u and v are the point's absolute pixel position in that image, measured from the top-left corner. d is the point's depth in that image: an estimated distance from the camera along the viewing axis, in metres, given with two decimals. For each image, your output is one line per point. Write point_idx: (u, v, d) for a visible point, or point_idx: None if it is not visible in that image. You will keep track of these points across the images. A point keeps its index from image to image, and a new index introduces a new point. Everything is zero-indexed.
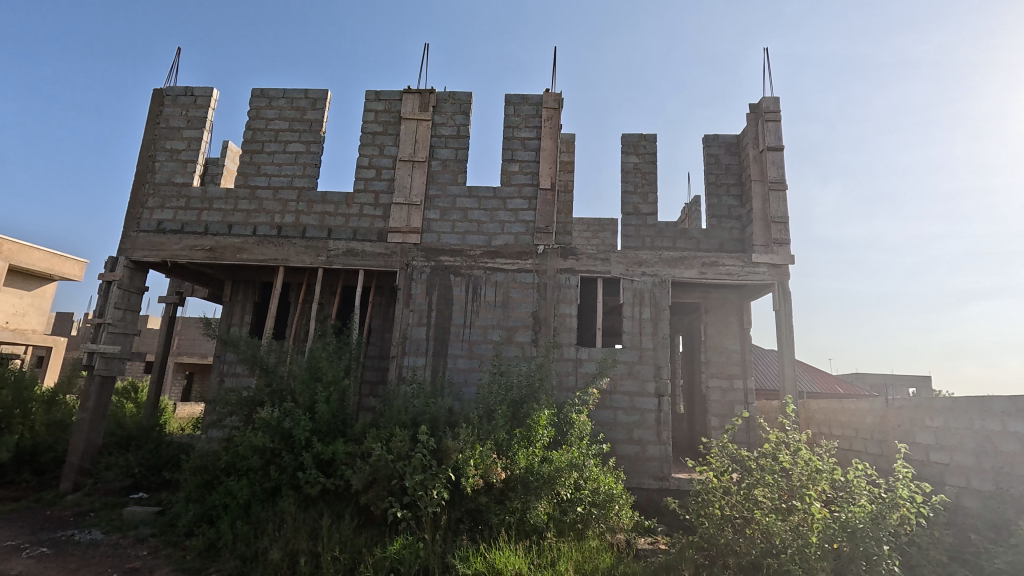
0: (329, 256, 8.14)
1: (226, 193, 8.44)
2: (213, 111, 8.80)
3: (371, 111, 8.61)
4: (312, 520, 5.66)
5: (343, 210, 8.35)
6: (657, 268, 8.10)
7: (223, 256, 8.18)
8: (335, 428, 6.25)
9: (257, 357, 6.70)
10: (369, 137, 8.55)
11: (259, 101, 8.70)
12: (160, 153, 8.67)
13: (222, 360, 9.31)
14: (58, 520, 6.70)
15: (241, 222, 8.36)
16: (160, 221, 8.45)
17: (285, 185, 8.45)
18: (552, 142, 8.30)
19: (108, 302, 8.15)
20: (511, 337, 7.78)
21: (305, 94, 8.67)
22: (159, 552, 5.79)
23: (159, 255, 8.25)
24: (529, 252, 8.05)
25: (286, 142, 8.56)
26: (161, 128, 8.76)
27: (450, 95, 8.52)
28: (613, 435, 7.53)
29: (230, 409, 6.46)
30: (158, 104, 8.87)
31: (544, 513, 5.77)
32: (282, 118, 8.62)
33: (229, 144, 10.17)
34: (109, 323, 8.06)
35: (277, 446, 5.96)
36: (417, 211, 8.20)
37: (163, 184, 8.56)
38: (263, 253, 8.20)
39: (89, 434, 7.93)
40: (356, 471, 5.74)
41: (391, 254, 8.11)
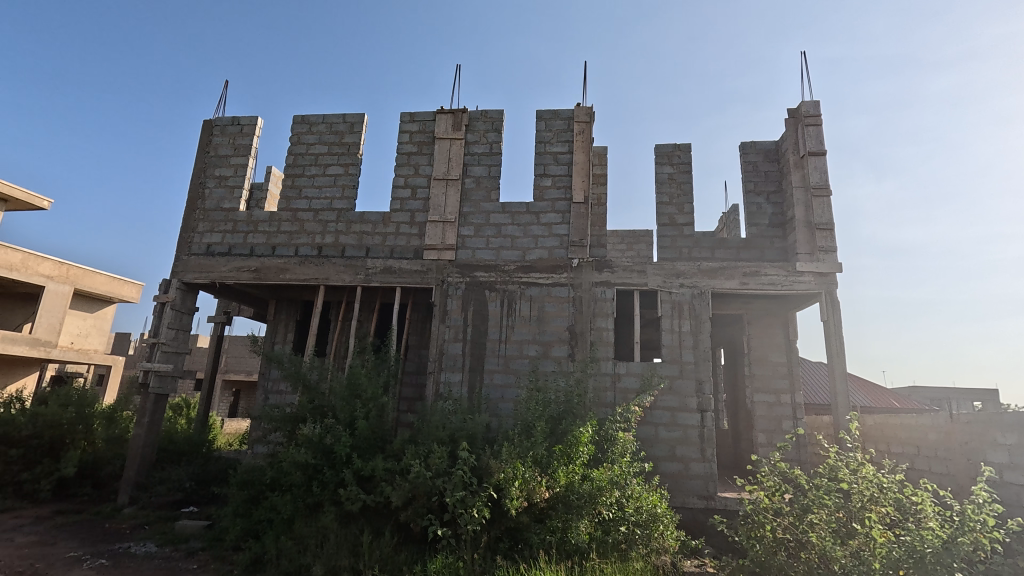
0: (367, 274, 8.31)
1: (270, 216, 8.77)
2: (258, 138, 9.23)
3: (406, 132, 8.83)
4: (353, 536, 5.70)
5: (381, 229, 8.53)
6: (695, 280, 7.91)
7: (268, 276, 8.49)
8: (374, 444, 6.31)
9: (300, 373, 6.86)
10: (404, 157, 8.75)
11: (300, 127, 9.07)
12: (209, 180, 9.14)
13: (266, 377, 9.65)
14: (115, 533, 6.98)
15: (284, 243, 8.67)
16: (209, 244, 8.85)
17: (325, 207, 8.73)
18: (585, 155, 8.28)
19: (162, 322, 8.57)
20: (547, 352, 7.72)
21: (343, 118, 8.99)
22: (208, 565, 5.94)
23: (208, 277, 8.62)
24: (564, 265, 8.00)
25: (325, 166, 8.87)
26: (211, 157, 9.24)
27: (482, 113, 8.66)
28: (655, 452, 7.31)
29: (274, 425, 6.63)
30: (208, 134, 9.37)
31: (585, 533, 5.65)
32: (322, 142, 8.94)
33: (273, 169, 10.62)
34: (163, 342, 8.46)
35: (319, 462, 6.05)
36: (452, 227, 8.30)
37: (212, 209, 8.99)
38: (305, 273, 8.45)
39: (144, 450, 8.27)
40: (395, 487, 5.75)
41: (427, 271, 8.21)
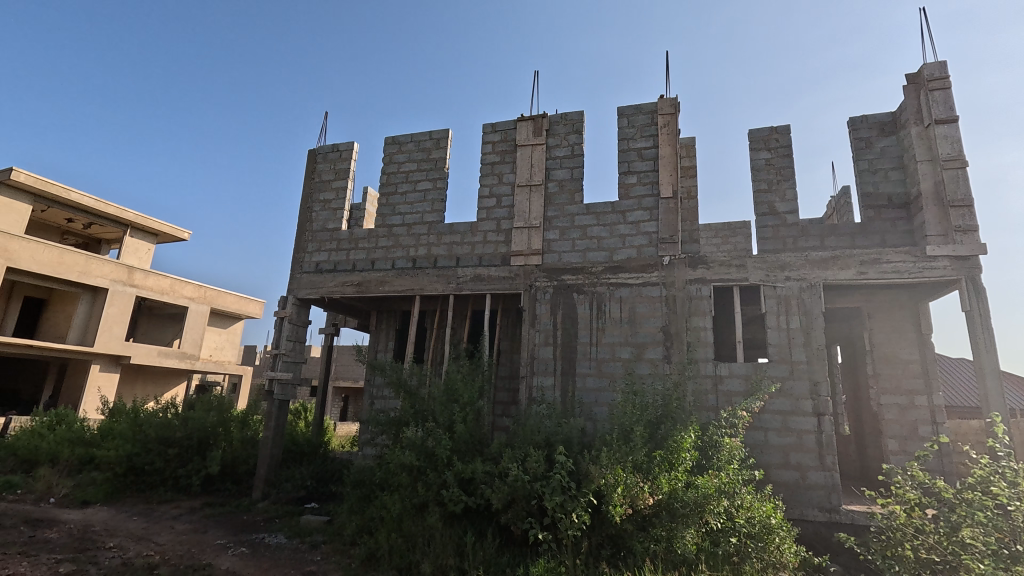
0: (459, 283, 8.61)
1: (369, 233, 9.41)
2: (355, 162, 9.97)
3: (489, 142, 9.05)
4: (458, 536, 5.91)
5: (469, 239, 8.80)
6: (803, 272, 7.27)
7: (370, 289, 9.11)
8: (473, 447, 6.49)
9: (401, 379, 7.26)
10: (489, 167, 8.97)
11: (391, 148, 9.64)
12: (315, 204, 10.01)
13: (371, 383, 10.33)
14: (252, 524, 7.81)
15: (382, 258, 9.24)
16: (317, 262, 9.68)
17: (417, 221, 9.19)
18: (671, 148, 7.96)
19: (282, 335, 9.50)
20: (642, 354, 7.48)
21: (429, 135, 9.43)
22: (330, 557, 6.44)
23: (318, 292, 9.42)
24: (654, 264, 7.73)
25: (415, 182, 9.35)
26: (316, 183, 10.12)
27: (563, 116, 8.65)
28: (766, 459, 6.80)
29: (381, 429, 7.06)
30: (312, 163, 10.27)
31: (693, 543, 5.40)
32: (411, 160, 9.44)
33: (369, 189, 11.40)
34: (283, 353, 9.38)
35: (422, 464, 6.31)
36: (538, 232, 8.36)
37: (319, 230, 9.83)
38: (402, 285, 8.94)
39: (272, 450, 9.20)
40: (495, 490, 5.87)
41: (515, 277, 8.33)
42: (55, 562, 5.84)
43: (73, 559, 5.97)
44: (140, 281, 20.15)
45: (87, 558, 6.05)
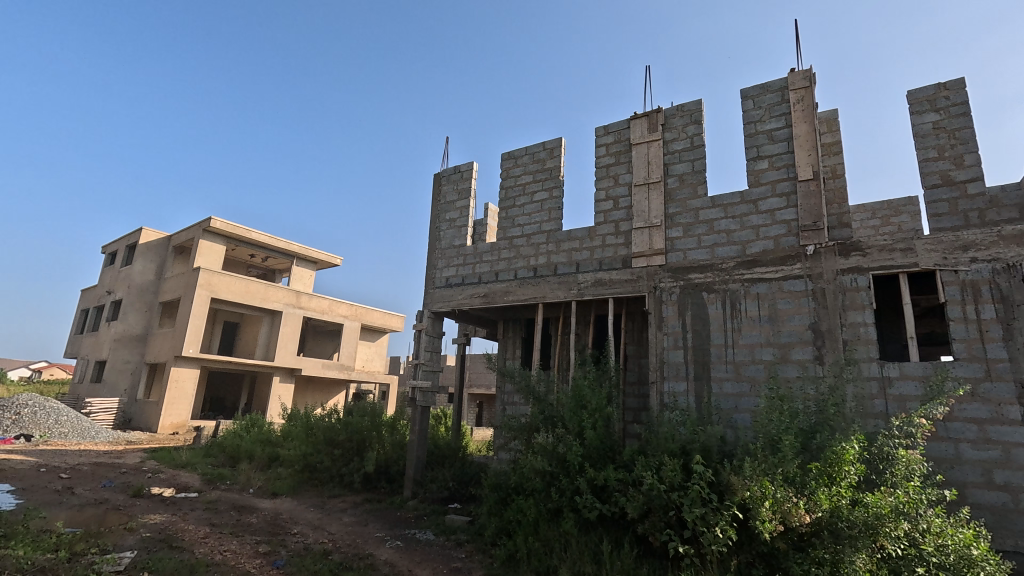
0: (580, 289, 8.62)
1: (491, 246, 9.87)
2: (475, 180, 10.56)
3: (602, 145, 8.98)
4: (594, 543, 5.88)
5: (588, 244, 8.77)
6: (996, 250, 6.03)
7: (495, 299, 9.52)
8: (605, 454, 6.41)
9: (530, 386, 7.45)
10: (604, 170, 8.88)
11: (508, 163, 10.05)
12: (442, 224, 10.77)
13: (502, 390, 10.76)
14: (405, 520, 8.56)
15: (505, 269, 9.61)
16: (447, 277, 10.38)
17: (536, 231, 9.41)
18: (808, 125, 7.17)
19: (421, 346, 10.33)
20: (787, 355, 6.79)
21: (542, 146, 9.65)
22: (474, 555, 6.82)
23: (450, 305, 10.10)
24: (795, 255, 6.99)
25: (532, 193, 9.61)
26: (441, 204, 10.90)
27: (678, 108, 8.28)
28: (959, 477, 5.72)
29: (513, 434, 7.33)
30: (438, 185, 11.08)
31: (866, 570, 4.70)
32: (527, 172, 9.73)
33: (489, 205, 11.97)
34: (422, 363, 10.19)
35: (555, 470, 6.43)
36: (659, 231, 8.06)
37: (447, 247, 10.55)
38: (525, 294, 9.20)
39: (418, 453, 10.03)
40: (630, 499, 5.74)
41: (638, 279, 8.10)
42: (256, 542, 7.01)
43: (268, 541, 7.11)
44: (306, 303, 23.39)
45: (279, 541, 7.17)
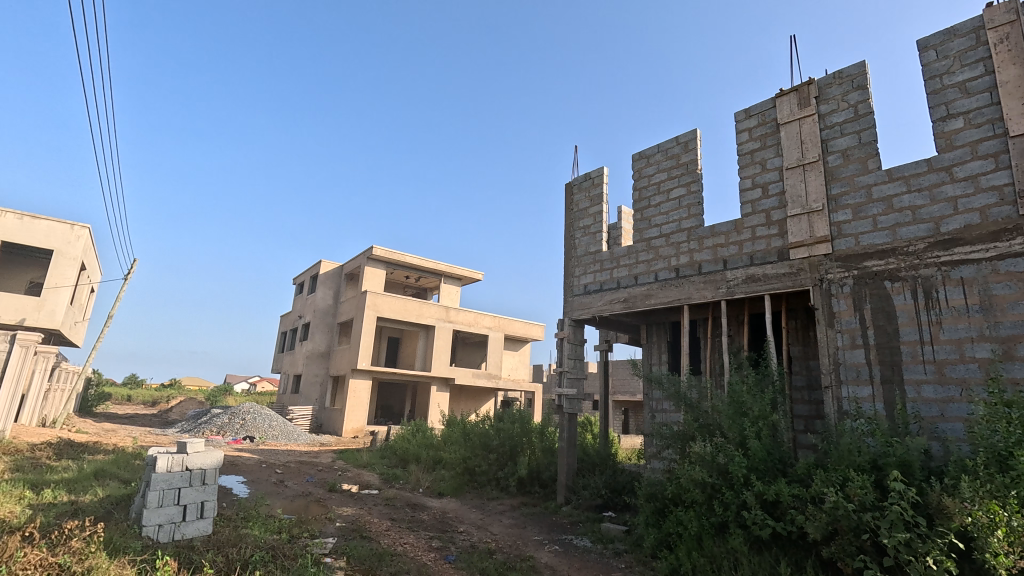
0: (730, 287, 8.00)
1: (628, 250, 9.68)
2: (606, 185, 10.52)
3: (744, 130, 8.32)
4: (769, 565, 5.37)
5: (736, 238, 8.13)
6: None
7: (636, 304, 9.30)
8: (774, 467, 5.83)
9: (681, 393, 7.10)
10: (748, 157, 8.19)
11: (640, 163, 9.85)
12: (577, 232, 10.88)
13: (650, 397, 10.41)
14: (561, 525, 8.72)
15: (644, 272, 9.34)
16: (585, 284, 10.42)
17: (675, 230, 9.01)
18: (1018, 67, 5.84)
19: (564, 354, 10.49)
20: (1012, 351, 5.54)
21: (676, 141, 9.28)
22: (634, 567, 6.66)
23: (589, 312, 10.11)
24: (1014, 228, 5.70)
25: (668, 191, 9.25)
26: (574, 212, 11.03)
27: (835, 76, 7.35)
28: None
29: (666, 442, 7.03)
30: (570, 195, 11.24)
31: None
32: (661, 170, 9.42)
33: (623, 208, 11.79)
34: (567, 370, 10.34)
35: (717, 482, 5.97)
36: (821, 216, 7.18)
37: (583, 255, 10.61)
38: (667, 296, 8.84)
39: (569, 460, 10.13)
40: (810, 518, 5.13)
41: (798, 271, 7.28)
42: (429, 538, 7.72)
43: (439, 537, 7.79)
44: (455, 317, 25.22)
45: (448, 537, 7.81)
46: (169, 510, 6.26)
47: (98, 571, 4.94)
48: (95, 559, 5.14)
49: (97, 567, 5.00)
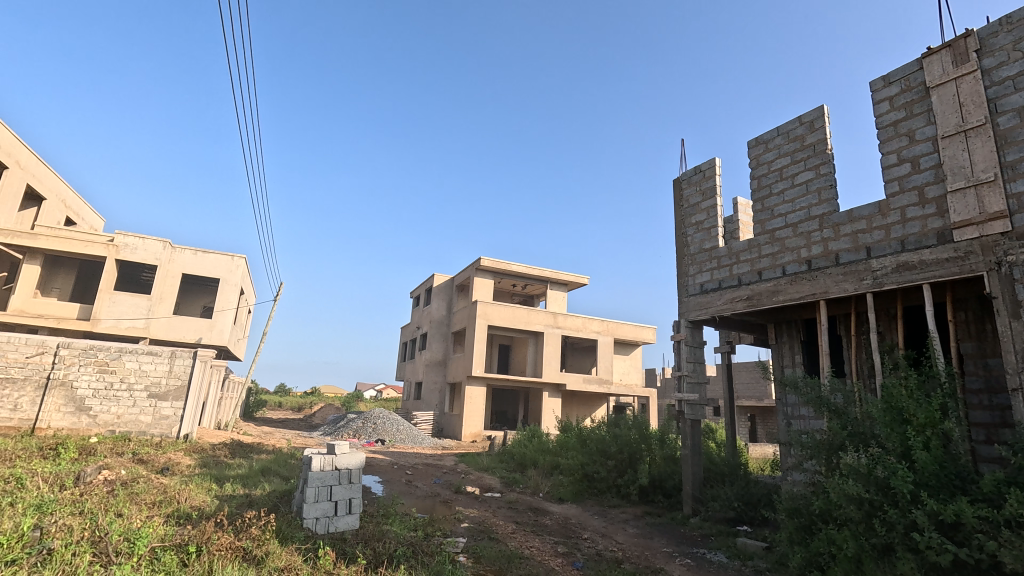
0: (877, 277, 7.08)
1: (749, 244, 9.03)
2: (719, 176, 9.94)
3: (883, 100, 7.39)
4: None
5: (880, 221, 7.22)
6: None
7: (761, 301, 8.60)
8: (950, 483, 5.03)
9: (822, 398, 6.38)
10: (890, 129, 7.24)
11: (757, 150, 9.22)
12: (689, 228, 10.38)
13: (784, 402, 9.64)
14: (691, 538, 8.30)
15: (769, 266, 8.63)
16: (702, 283, 9.89)
17: (803, 218, 8.23)
18: None
19: (682, 358, 10.03)
20: None
21: (799, 121, 8.54)
22: None
23: (708, 312, 9.56)
24: None
25: (793, 176, 8.50)
26: (685, 208, 10.55)
27: (1002, 23, 6.34)
28: None
29: (808, 452, 6.39)
30: (679, 191, 10.79)
31: None
32: (782, 154, 8.70)
33: (739, 199, 11.01)
34: (686, 374, 9.88)
35: (878, 498, 5.26)
36: (994, 188, 6.11)
37: (697, 252, 10.09)
38: (798, 291, 8.05)
39: (694, 468, 9.61)
40: (1007, 545, 4.31)
41: (967, 255, 6.24)
42: (555, 543, 7.78)
43: (564, 543, 7.82)
44: (563, 322, 25.30)
45: (573, 543, 7.81)
46: (324, 505, 7.01)
47: (273, 556, 5.69)
48: (270, 545, 5.93)
49: (272, 553, 5.76)
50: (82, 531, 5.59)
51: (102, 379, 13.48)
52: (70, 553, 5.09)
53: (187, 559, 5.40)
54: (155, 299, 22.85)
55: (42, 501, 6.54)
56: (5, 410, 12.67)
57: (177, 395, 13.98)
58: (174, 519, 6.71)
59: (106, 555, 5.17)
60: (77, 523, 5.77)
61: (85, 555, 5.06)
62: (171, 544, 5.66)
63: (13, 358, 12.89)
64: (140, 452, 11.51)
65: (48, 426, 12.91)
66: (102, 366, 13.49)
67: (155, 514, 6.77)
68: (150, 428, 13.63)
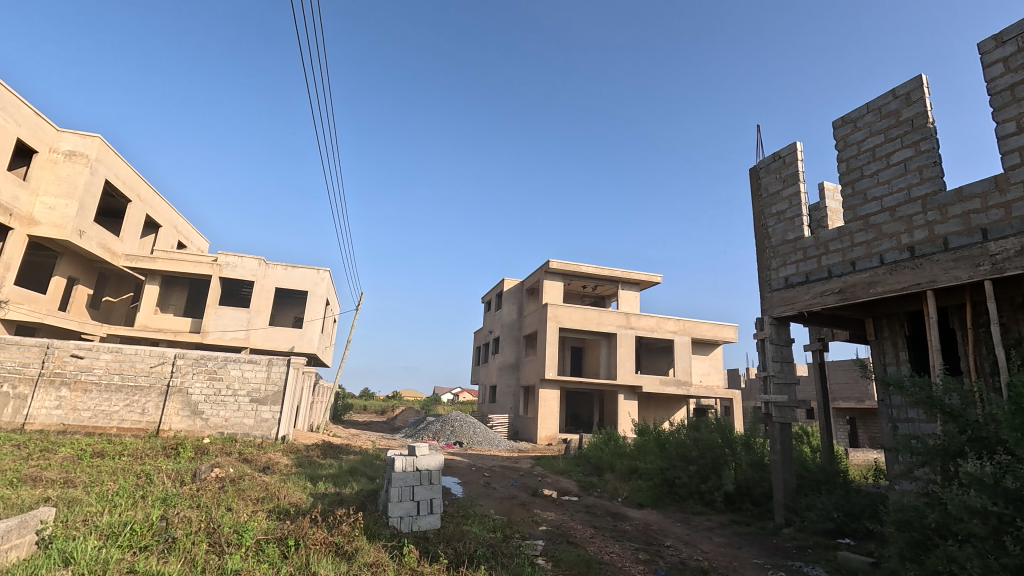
0: (997, 262, 6.25)
1: (839, 232, 8.33)
2: (802, 161, 9.28)
3: (995, 63, 6.57)
4: None
5: (998, 199, 6.40)
6: None
7: (856, 294, 7.88)
8: None
9: (933, 398, 5.71)
10: (1006, 95, 6.41)
11: (845, 130, 8.52)
12: (769, 219, 9.78)
13: (888, 404, 8.81)
14: (784, 550, 7.76)
15: (864, 256, 7.90)
16: (786, 277, 9.25)
17: (902, 200, 7.47)
18: None
19: (767, 357, 9.42)
20: None
21: (893, 96, 7.81)
22: None
23: (795, 307, 8.91)
24: None
25: (888, 156, 7.75)
26: (764, 198, 9.96)
27: None
28: None
29: (920, 460, 5.74)
30: (756, 180, 10.20)
31: None
32: (874, 133, 7.98)
33: (826, 184, 10.17)
34: (773, 375, 9.26)
35: (1007, 511, 4.60)
36: None
37: (780, 244, 9.46)
38: (900, 281, 7.28)
39: (785, 475, 8.99)
40: None
41: None
42: (635, 549, 7.59)
43: (645, 549, 7.61)
44: (636, 323, 24.67)
45: (655, 551, 7.58)
46: (407, 505, 7.32)
47: (363, 552, 6.01)
48: (359, 542, 6.27)
49: (361, 549, 6.09)
50: (199, 523, 6.23)
51: (211, 385, 14.94)
52: (190, 542, 5.68)
53: (287, 551, 5.85)
54: (253, 311, 24.99)
55: (166, 495, 7.35)
56: (135, 413, 14.40)
57: (274, 399, 15.19)
58: (275, 514, 7.29)
59: (220, 545, 5.72)
60: (195, 515, 6.43)
61: (202, 545, 5.63)
62: (273, 537, 6.16)
63: (140, 368, 14.62)
64: (245, 452, 12.64)
65: (170, 428, 14.50)
66: (211, 374, 14.95)
67: (259, 509, 7.40)
68: (252, 430, 14.91)
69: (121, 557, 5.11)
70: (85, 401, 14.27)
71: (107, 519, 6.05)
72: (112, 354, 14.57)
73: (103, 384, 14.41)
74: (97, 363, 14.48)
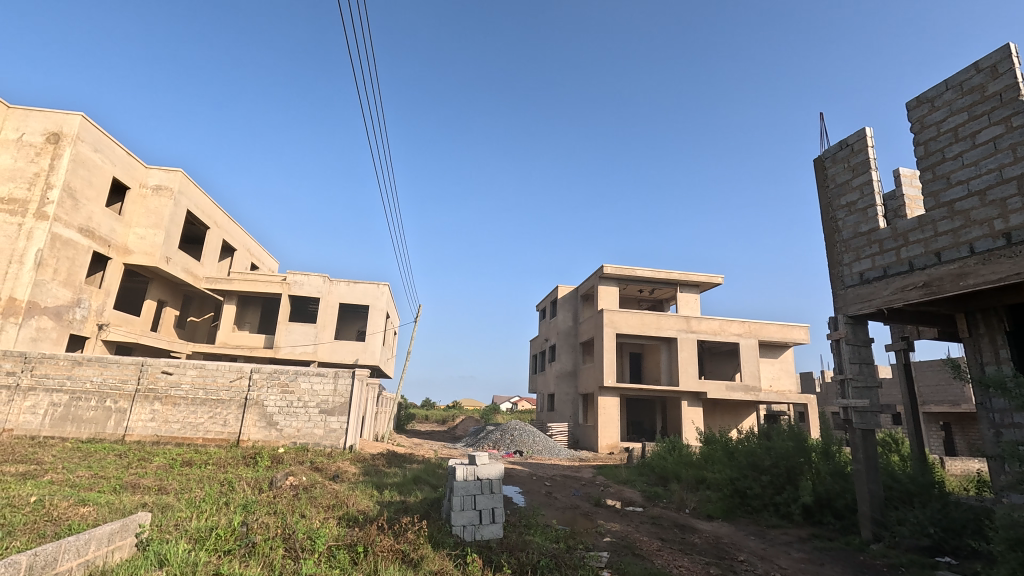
0: None
1: (920, 221, 7.69)
2: (873, 148, 8.68)
3: None
4: None
5: None
6: None
7: (943, 288, 7.22)
8: None
9: None
10: None
11: (920, 111, 7.89)
12: (839, 211, 9.18)
13: (987, 407, 8.00)
14: (873, 568, 7.15)
15: (950, 245, 7.23)
16: (861, 272, 8.62)
17: (994, 182, 6.80)
18: None
19: (843, 359, 8.79)
20: None
21: (976, 70, 7.18)
22: None
23: (872, 304, 8.29)
24: None
25: (973, 135, 7.11)
26: (831, 189, 9.37)
27: None
28: None
29: None
30: (822, 171, 9.62)
31: None
32: (956, 111, 7.35)
33: (901, 170, 9.41)
34: (850, 378, 8.62)
35: None
36: None
37: (852, 237, 8.85)
38: (996, 271, 6.60)
39: (871, 486, 8.29)
40: None
41: None
42: (706, 563, 7.25)
43: (717, 564, 7.25)
44: (697, 326, 23.77)
45: (728, 565, 7.20)
46: (469, 514, 7.38)
47: (428, 560, 6.13)
48: (424, 550, 6.38)
49: (426, 557, 6.19)
50: (276, 529, 6.58)
51: (284, 398, 15.80)
52: (268, 547, 6.01)
53: (357, 557, 6.07)
54: (320, 326, 26.25)
55: (247, 502, 7.84)
56: (218, 424, 15.46)
57: (342, 410, 15.84)
58: (345, 521, 7.59)
59: (295, 550, 6.02)
60: (272, 522, 6.80)
61: (279, 550, 5.94)
62: (343, 543, 6.40)
63: (221, 382, 15.72)
64: (316, 461, 13.25)
65: (248, 438, 15.46)
66: (284, 387, 15.83)
67: (330, 515, 7.72)
68: (322, 440, 15.61)
69: (207, 560, 5.48)
70: (175, 414, 15.48)
71: (195, 524, 6.52)
72: (197, 370, 15.74)
73: (189, 398, 15.59)
74: (184, 379, 15.69)
